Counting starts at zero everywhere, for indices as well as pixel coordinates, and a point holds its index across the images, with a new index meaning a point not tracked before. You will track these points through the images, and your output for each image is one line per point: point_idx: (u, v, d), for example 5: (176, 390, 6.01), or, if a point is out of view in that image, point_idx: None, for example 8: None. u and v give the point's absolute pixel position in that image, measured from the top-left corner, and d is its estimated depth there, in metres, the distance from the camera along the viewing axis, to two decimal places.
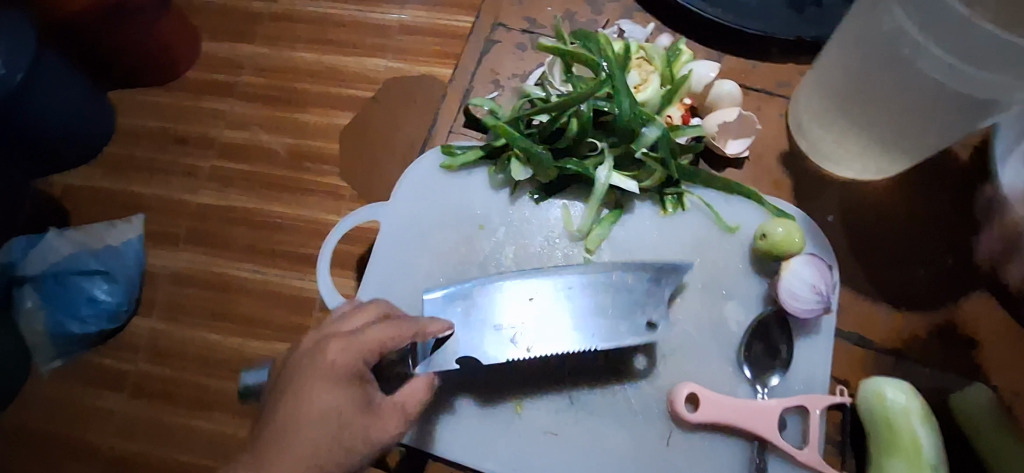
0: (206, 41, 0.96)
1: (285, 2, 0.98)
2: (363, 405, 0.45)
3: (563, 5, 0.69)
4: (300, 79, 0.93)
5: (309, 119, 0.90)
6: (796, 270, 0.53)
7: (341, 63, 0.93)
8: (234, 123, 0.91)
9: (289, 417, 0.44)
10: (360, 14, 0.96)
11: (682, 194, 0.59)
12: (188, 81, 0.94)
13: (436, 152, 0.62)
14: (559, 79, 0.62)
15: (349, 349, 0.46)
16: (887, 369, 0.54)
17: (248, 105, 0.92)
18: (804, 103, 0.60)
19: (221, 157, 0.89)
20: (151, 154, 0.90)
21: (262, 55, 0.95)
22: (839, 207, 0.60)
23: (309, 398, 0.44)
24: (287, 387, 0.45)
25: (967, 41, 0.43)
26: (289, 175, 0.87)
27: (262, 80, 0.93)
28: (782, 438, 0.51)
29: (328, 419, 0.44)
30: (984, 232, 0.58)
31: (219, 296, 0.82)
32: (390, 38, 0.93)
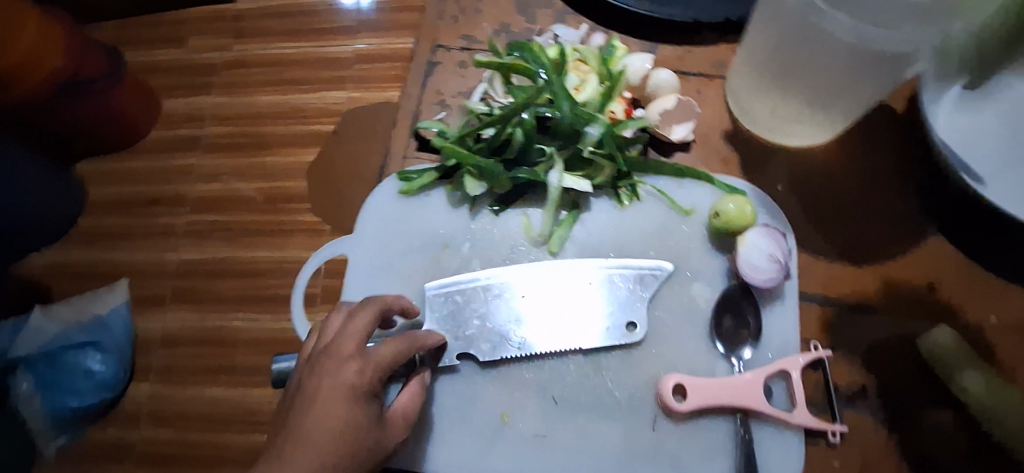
0: (164, 101, 0.97)
1: (236, 50, 0.99)
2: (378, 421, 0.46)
3: (497, 19, 0.71)
4: (262, 123, 0.94)
5: (276, 161, 0.91)
6: (752, 243, 0.55)
7: (299, 102, 0.94)
8: (204, 177, 0.92)
9: (309, 435, 0.43)
10: (311, 51, 0.97)
11: (635, 185, 0.61)
12: (151, 142, 0.95)
13: (393, 180, 0.63)
14: (501, 91, 0.63)
15: (366, 369, 0.46)
16: (856, 325, 0.56)
17: (214, 156, 0.93)
18: (739, 80, 0.62)
19: (195, 212, 0.90)
20: (125, 220, 0.91)
21: (222, 105, 0.96)
22: (787, 174, 0.61)
23: (330, 416, 0.43)
24: (306, 406, 0.44)
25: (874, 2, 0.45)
26: (265, 221, 0.88)
27: (224, 130, 0.94)
28: (769, 405, 0.52)
29: (350, 437, 0.43)
30: (928, 177, 0.60)
31: (211, 350, 0.82)
32: (344, 70, 0.95)
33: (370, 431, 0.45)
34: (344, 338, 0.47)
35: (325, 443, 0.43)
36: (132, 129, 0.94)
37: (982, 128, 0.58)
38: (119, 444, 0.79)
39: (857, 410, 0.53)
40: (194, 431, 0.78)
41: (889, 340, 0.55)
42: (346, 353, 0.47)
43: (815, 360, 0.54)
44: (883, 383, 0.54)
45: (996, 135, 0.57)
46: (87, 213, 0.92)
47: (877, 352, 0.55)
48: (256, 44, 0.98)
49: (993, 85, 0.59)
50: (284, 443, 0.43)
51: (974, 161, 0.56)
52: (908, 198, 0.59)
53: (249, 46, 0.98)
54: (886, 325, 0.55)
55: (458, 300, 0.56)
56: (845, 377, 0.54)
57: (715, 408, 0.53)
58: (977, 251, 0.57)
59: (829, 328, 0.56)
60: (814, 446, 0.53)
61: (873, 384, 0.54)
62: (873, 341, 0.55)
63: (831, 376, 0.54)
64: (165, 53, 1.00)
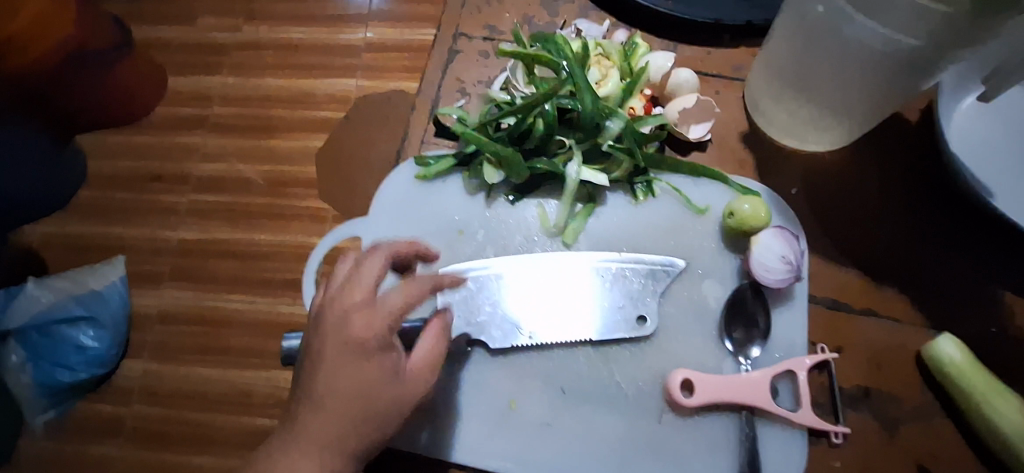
0: (174, 78, 0.96)
1: (249, 31, 0.98)
2: (390, 376, 0.45)
3: (519, 11, 0.71)
4: (274, 105, 0.94)
5: (286, 144, 0.91)
6: (765, 244, 0.55)
7: (312, 86, 0.94)
8: (212, 156, 0.91)
9: (322, 395, 0.44)
10: (326, 36, 0.97)
11: (651, 181, 0.61)
12: (159, 119, 0.94)
13: (411, 164, 0.64)
14: (523, 81, 0.64)
15: (375, 320, 0.44)
16: (862, 330, 0.56)
17: (223, 136, 0.93)
18: (757, 84, 0.63)
19: (200, 191, 0.90)
20: (131, 194, 0.90)
21: (232, 85, 0.95)
22: (801, 178, 0.62)
23: (340, 377, 0.44)
24: (316, 366, 0.45)
25: (898, 12, 0.46)
26: (272, 203, 0.88)
27: (235, 110, 0.94)
28: (775, 403, 0.53)
29: (361, 396, 0.44)
30: (938, 189, 0.61)
31: (213, 329, 0.82)
32: (358, 57, 0.95)
33: (383, 385, 0.44)
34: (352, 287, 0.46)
35: (337, 405, 0.44)
36: (137, 106, 0.95)
37: (994, 143, 0.59)
38: (113, 419, 0.79)
39: (860, 413, 0.54)
40: (191, 409, 0.78)
41: (894, 346, 0.56)
42: (353, 306, 0.45)
43: (822, 362, 0.55)
44: (886, 389, 0.54)
45: (1008, 151, 0.58)
46: (91, 186, 0.91)
47: (882, 357, 0.55)
48: (270, 27, 0.98)
49: (1006, 102, 0.60)
50: (301, 404, 0.45)
51: (985, 175, 0.57)
52: (919, 209, 0.60)
53: (263, 28, 0.98)
54: (892, 332, 0.56)
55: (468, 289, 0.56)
56: (849, 380, 0.55)
57: (721, 404, 0.53)
58: (984, 264, 0.58)
59: (835, 332, 0.56)
60: (816, 446, 0.53)
61: (876, 389, 0.54)
62: (878, 346, 0.56)
63: (836, 379, 0.54)
64: (178, 30, 0.99)
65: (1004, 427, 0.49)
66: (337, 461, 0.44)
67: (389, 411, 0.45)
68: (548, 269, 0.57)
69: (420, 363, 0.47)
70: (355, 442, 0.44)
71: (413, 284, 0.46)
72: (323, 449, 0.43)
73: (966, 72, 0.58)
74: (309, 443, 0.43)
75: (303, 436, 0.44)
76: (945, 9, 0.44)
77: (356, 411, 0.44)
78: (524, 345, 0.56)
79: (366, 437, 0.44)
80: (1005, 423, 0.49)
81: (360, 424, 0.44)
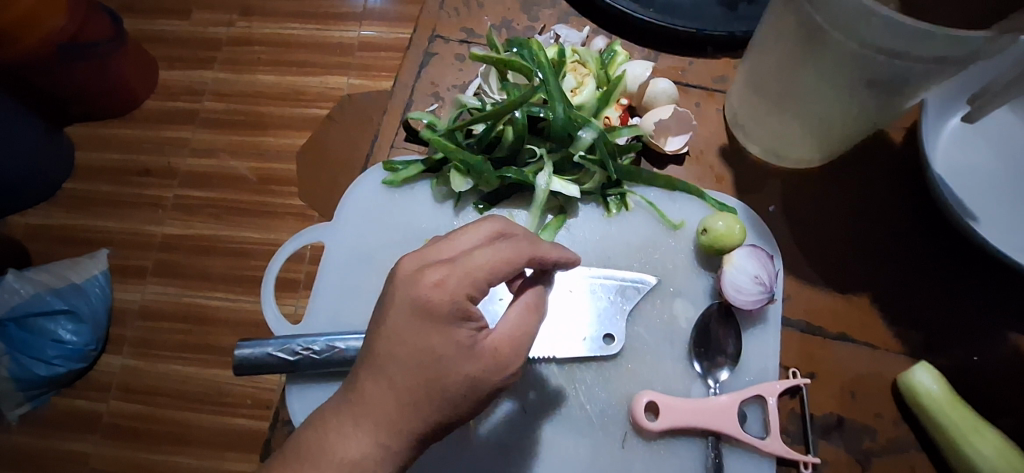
0: (164, 71, 0.95)
1: (242, 26, 0.96)
2: (465, 351, 0.39)
3: (500, 14, 0.69)
4: (262, 101, 0.92)
5: (271, 141, 0.89)
6: (738, 263, 0.53)
7: (300, 83, 0.92)
8: (199, 150, 0.90)
9: (383, 362, 0.38)
10: (317, 33, 0.95)
11: (625, 194, 0.59)
12: (148, 112, 0.93)
13: (378, 169, 0.62)
14: (496, 88, 0.62)
15: (447, 282, 0.39)
16: (839, 355, 0.54)
17: (211, 131, 0.91)
18: (738, 98, 0.61)
19: (186, 186, 0.88)
20: (110, 188, 0.88)
21: (223, 80, 0.93)
22: (780, 196, 0.60)
23: (403, 343, 0.38)
24: (378, 328, 0.39)
25: (874, 29, 0.44)
26: (253, 201, 0.86)
27: (223, 105, 0.92)
28: (743, 431, 0.51)
29: (424, 369, 0.38)
30: (921, 212, 0.59)
31: (190, 327, 0.80)
32: (350, 55, 0.93)
33: (452, 363, 0.38)
34: (437, 248, 0.42)
35: (398, 376, 0.38)
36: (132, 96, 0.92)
37: (979, 167, 0.57)
38: (79, 416, 0.77)
39: (832, 442, 0.52)
40: (161, 410, 0.76)
41: (871, 374, 0.53)
42: (427, 263, 0.40)
43: (793, 388, 0.53)
44: (861, 417, 0.52)
45: (992, 175, 0.57)
46: (76, 178, 0.89)
47: (857, 385, 0.53)
48: (263, 22, 0.96)
49: (992, 125, 0.59)
50: (359, 366, 0.40)
51: (967, 199, 0.56)
52: (901, 231, 0.58)
53: (256, 23, 0.96)
54: (869, 358, 0.54)
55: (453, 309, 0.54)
56: (822, 407, 0.53)
57: (688, 430, 0.51)
58: (967, 291, 0.56)
59: (810, 356, 0.54)
60: None
61: (850, 418, 0.52)
62: (855, 373, 0.53)
63: (808, 406, 0.52)
64: (167, 22, 0.98)
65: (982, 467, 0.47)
66: (394, 442, 0.38)
67: (456, 394, 0.38)
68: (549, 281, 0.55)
69: (503, 340, 0.40)
70: (411, 421, 0.38)
71: (506, 247, 0.41)
72: (377, 427, 0.38)
73: (949, 93, 0.57)
74: (363, 415, 0.38)
75: (356, 407, 0.38)
76: (918, 29, 0.42)
77: (416, 388, 0.38)
78: None
79: (426, 420, 0.38)
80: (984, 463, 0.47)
81: (420, 402, 0.38)
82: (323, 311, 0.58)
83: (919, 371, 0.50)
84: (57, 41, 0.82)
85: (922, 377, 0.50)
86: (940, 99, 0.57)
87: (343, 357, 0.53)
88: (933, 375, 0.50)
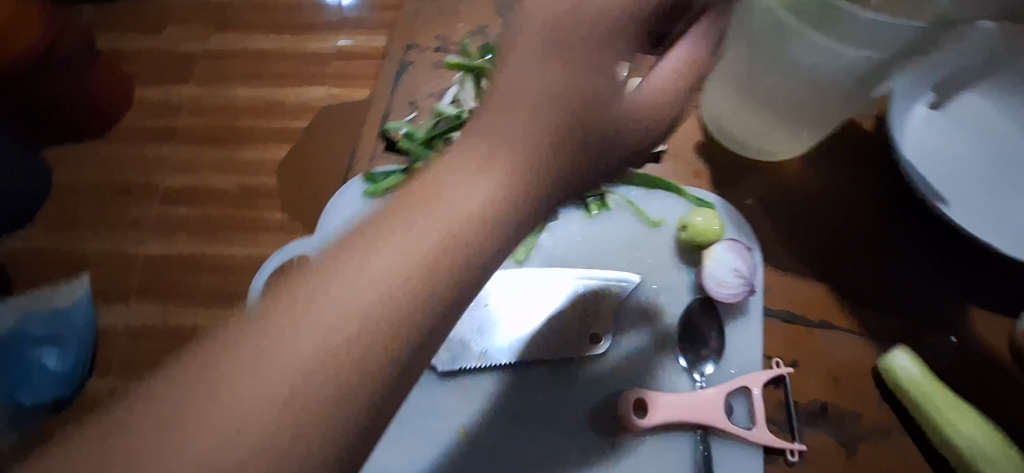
0: (139, 89, 0.94)
1: (216, 40, 0.96)
2: (519, 215, 0.32)
3: (474, 21, 0.70)
4: (239, 115, 0.91)
5: (250, 154, 0.88)
6: (717, 256, 0.55)
7: (277, 95, 0.92)
8: (178, 167, 0.89)
9: (495, 123, 0.31)
10: (291, 45, 0.95)
11: (604, 195, 0.60)
12: (124, 130, 0.92)
13: (358, 180, 0.62)
14: (473, 95, 0.62)
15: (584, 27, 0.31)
16: (821, 343, 0.55)
17: (189, 147, 0.90)
18: (711, 97, 0.61)
19: (167, 204, 0.87)
20: (88, 208, 0.87)
21: (199, 95, 0.93)
22: (757, 189, 0.61)
23: (509, 116, 0.31)
24: (490, 106, 0.32)
25: (852, 30, 0.45)
26: (235, 213, 0.85)
27: (201, 120, 0.91)
28: (730, 422, 0.52)
29: (477, 230, 0.30)
30: (893, 199, 0.60)
31: (176, 346, 0.79)
32: (326, 66, 0.93)
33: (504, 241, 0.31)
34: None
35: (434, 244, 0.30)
36: (106, 116, 0.91)
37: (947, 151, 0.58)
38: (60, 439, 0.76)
39: (817, 429, 0.52)
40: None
41: (852, 361, 0.54)
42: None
43: (777, 378, 0.53)
44: (844, 403, 0.53)
45: (958, 158, 0.58)
46: (52, 201, 0.88)
47: (840, 372, 0.54)
48: (237, 35, 0.96)
49: (957, 108, 0.60)
50: (411, 198, 0.30)
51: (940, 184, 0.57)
52: (874, 219, 0.59)
53: (230, 37, 0.96)
54: (850, 344, 0.55)
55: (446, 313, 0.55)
56: (807, 395, 0.53)
57: (677, 425, 0.52)
58: (940, 274, 0.57)
59: (792, 345, 0.55)
60: (773, 464, 0.52)
61: (834, 404, 0.53)
62: (837, 360, 0.54)
63: (793, 395, 0.53)
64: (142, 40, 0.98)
65: (962, 444, 0.48)
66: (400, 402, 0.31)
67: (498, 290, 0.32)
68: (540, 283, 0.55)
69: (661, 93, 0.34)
70: None
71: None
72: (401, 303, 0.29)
73: (915, 81, 0.58)
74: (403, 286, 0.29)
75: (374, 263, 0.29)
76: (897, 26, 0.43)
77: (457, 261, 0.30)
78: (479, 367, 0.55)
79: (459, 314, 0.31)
80: (964, 440, 0.48)
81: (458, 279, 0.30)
82: None
83: (899, 358, 0.52)
84: (25, 59, 0.79)
85: (903, 363, 0.51)
86: (906, 86, 0.58)
87: None
88: (915, 361, 0.51)
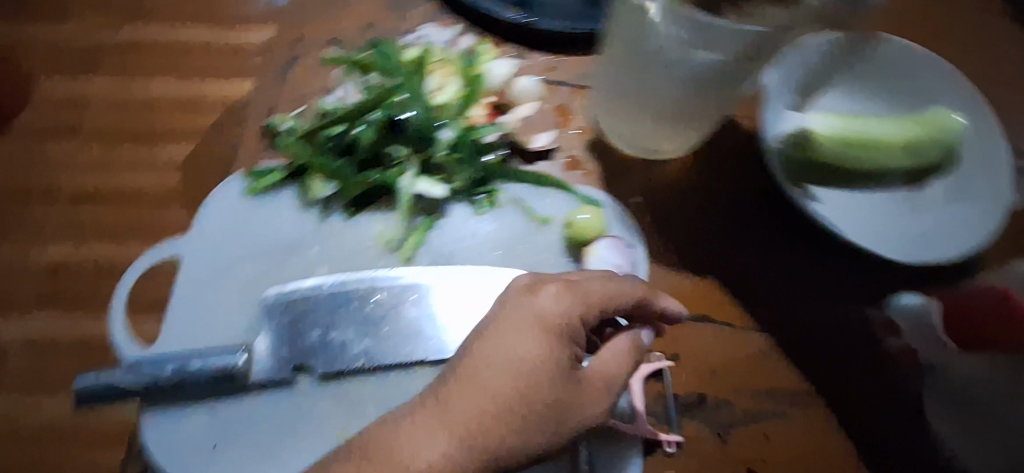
0: (42, 83, 1.02)
1: (128, 32, 1.05)
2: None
3: (367, 14, 0.68)
4: (150, 114, 1.00)
5: (166, 152, 0.98)
6: (599, 253, 0.55)
7: (155, 97, 1.01)
8: (92, 165, 0.98)
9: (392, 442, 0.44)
10: (158, 46, 1.04)
11: (493, 192, 0.60)
12: (32, 126, 1.00)
13: (240, 177, 0.60)
14: (357, 90, 0.62)
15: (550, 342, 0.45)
16: (697, 336, 0.57)
17: (101, 145, 0.99)
18: (600, 97, 0.62)
19: (73, 204, 0.95)
20: (32, 210, 0.95)
21: (106, 89, 1.02)
22: (643, 188, 0.62)
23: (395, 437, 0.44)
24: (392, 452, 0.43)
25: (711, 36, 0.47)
26: (145, 215, 0.94)
27: (109, 118, 1.00)
28: (611, 416, 0.52)
29: None
30: (769, 197, 0.62)
31: (84, 333, 0.88)
32: (249, 61, 1.02)
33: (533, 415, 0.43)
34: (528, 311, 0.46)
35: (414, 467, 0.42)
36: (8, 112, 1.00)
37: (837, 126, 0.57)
38: (13, 435, 0.83)
39: (694, 420, 0.54)
40: (100, 416, 0.83)
41: (724, 352, 0.56)
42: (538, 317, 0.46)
43: (657, 372, 0.55)
44: (720, 395, 0.55)
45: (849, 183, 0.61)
46: None
47: (716, 365, 0.56)
48: (149, 28, 1.05)
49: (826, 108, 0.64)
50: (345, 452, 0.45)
51: (818, 155, 0.58)
52: (756, 218, 0.61)
53: (141, 28, 1.05)
54: (723, 338, 0.57)
55: (330, 320, 0.53)
56: (684, 388, 0.55)
57: None
58: (808, 268, 0.60)
59: (671, 339, 0.57)
60: (652, 457, 0.53)
61: (710, 396, 0.55)
62: (713, 352, 0.56)
63: (670, 387, 0.55)
64: (99, 46, 1.04)
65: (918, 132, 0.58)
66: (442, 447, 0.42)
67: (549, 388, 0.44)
68: (438, 279, 0.54)
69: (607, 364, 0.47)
70: None
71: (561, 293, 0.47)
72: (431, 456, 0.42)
73: (781, 84, 0.61)
74: (427, 435, 0.43)
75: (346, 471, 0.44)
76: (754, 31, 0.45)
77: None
78: (375, 355, 0.53)
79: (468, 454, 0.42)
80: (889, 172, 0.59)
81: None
82: (177, 339, 0.55)
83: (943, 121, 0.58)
84: (40, 98, 1.01)
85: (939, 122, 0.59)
86: (774, 87, 0.61)
87: (199, 378, 0.50)
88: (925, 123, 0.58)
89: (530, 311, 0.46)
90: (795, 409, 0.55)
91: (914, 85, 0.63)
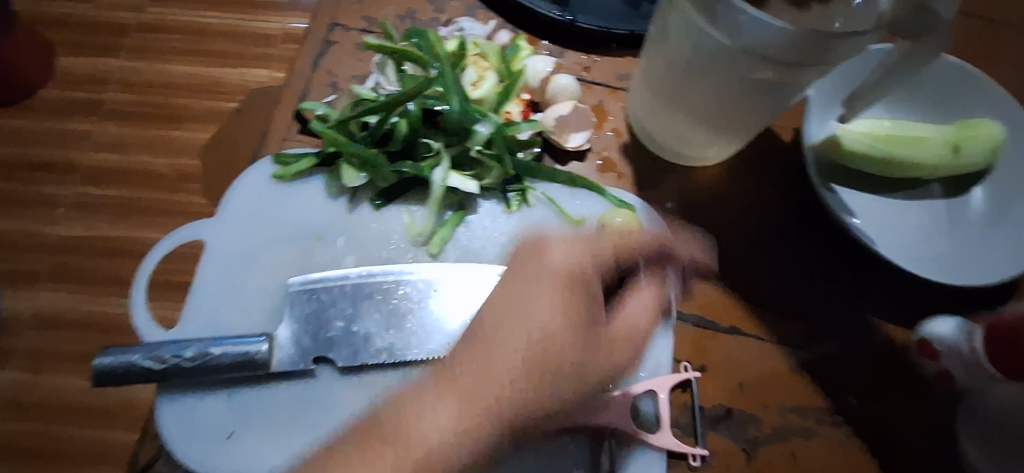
0: (63, 57, 1.01)
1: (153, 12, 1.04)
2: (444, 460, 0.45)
3: (403, 4, 0.67)
4: (172, 95, 1.00)
5: (186, 134, 0.97)
6: (632, 258, 0.54)
7: (178, 78, 1.00)
8: (110, 143, 0.97)
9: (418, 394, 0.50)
10: (182, 26, 1.04)
11: (525, 190, 0.59)
12: (51, 100, 0.99)
13: (268, 162, 0.59)
14: (392, 79, 0.61)
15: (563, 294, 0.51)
16: (726, 347, 0.56)
17: (122, 123, 0.98)
18: (639, 100, 0.61)
19: (89, 181, 0.95)
20: (48, 184, 0.95)
21: (129, 68, 1.01)
22: (677, 194, 0.61)
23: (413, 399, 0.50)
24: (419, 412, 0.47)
25: (755, 34, 0.46)
26: (162, 195, 0.94)
27: (130, 96, 1.00)
28: (636, 426, 0.51)
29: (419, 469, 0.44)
30: (806, 210, 0.61)
31: (95, 310, 0.88)
32: (274, 47, 1.02)
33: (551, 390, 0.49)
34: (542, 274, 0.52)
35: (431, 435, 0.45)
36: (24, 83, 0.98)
37: (874, 134, 0.58)
38: (21, 409, 0.83)
39: (720, 433, 0.53)
40: (112, 395, 0.83)
41: (754, 366, 0.55)
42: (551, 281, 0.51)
43: (684, 382, 0.54)
44: (748, 409, 0.54)
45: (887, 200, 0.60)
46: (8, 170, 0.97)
47: (746, 378, 0.55)
48: (176, 10, 1.05)
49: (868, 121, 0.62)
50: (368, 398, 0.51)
51: (848, 162, 0.58)
52: (792, 231, 0.60)
53: (168, 10, 1.05)
54: (754, 351, 0.56)
55: (356, 313, 0.52)
56: (712, 399, 0.54)
57: (582, 427, 0.51)
58: (844, 284, 0.58)
59: (700, 349, 0.55)
60: (676, 468, 0.52)
61: (738, 409, 0.54)
62: (742, 365, 0.55)
63: (698, 398, 0.54)
64: (122, 24, 1.03)
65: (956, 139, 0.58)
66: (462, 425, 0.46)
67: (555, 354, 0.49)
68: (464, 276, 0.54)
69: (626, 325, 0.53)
70: None
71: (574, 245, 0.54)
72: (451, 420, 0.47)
73: (824, 96, 0.60)
74: (436, 406, 0.47)
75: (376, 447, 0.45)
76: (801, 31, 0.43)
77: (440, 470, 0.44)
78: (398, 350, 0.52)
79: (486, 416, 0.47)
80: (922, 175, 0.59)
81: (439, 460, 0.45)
82: (198, 321, 0.54)
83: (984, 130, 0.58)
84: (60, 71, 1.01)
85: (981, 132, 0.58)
86: (819, 97, 0.60)
87: (220, 363, 0.49)
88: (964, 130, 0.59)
89: (547, 267, 0.53)
90: (823, 427, 0.53)
91: (955, 104, 0.62)
